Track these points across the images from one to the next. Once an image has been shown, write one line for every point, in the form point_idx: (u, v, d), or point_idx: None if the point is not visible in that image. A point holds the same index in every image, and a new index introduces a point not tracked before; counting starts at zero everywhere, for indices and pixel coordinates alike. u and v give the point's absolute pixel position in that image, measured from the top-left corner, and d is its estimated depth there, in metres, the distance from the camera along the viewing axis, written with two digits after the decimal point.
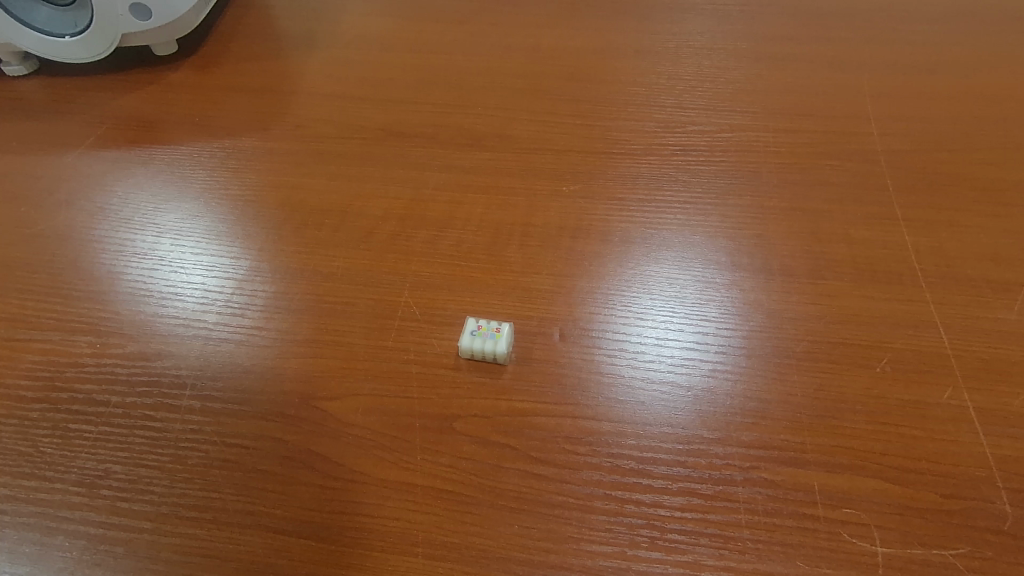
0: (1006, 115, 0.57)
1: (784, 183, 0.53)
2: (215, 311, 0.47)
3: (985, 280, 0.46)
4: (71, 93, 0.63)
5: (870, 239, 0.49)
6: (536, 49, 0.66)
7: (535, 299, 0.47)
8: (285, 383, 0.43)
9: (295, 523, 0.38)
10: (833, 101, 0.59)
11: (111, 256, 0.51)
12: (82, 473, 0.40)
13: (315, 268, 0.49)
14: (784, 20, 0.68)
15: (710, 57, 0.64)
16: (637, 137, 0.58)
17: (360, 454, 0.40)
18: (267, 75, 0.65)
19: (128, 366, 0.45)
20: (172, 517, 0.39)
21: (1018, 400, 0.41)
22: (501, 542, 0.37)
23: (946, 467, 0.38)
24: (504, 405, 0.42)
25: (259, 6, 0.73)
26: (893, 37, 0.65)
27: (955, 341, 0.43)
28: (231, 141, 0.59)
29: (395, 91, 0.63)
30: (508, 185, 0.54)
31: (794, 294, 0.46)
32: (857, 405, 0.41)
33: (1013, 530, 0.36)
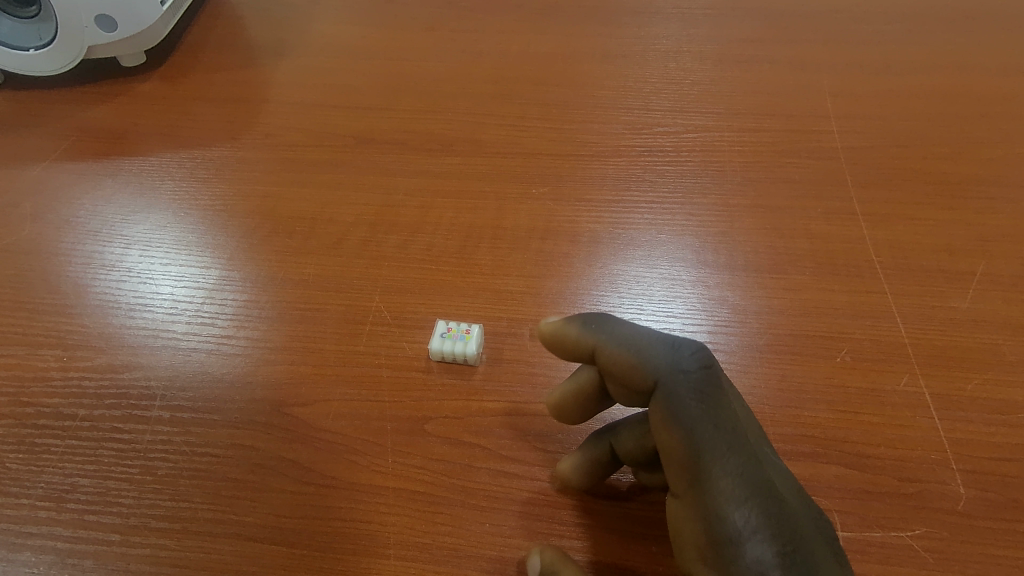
0: (960, 111, 0.59)
1: (748, 182, 0.55)
2: (185, 321, 0.47)
3: (940, 271, 0.48)
4: (36, 106, 0.63)
5: (830, 233, 0.51)
6: (506, 55, 0.67)
7: (506, 301, 0.48)
8: (256, 391, 0.43)
9: (267, 530, 0.38)
10: (794, 101, 0.61)
11: (78, 269, 0.51)
12: (49, 487, 0.40)
13: (286, 276, 0.50)
14: (748, 22, 0.69)
15: (676, 61, 0.66)
16: (605, 140, 0.59)
17: (332, 458, 0.40)
18: (236, 84, 0.65)
19: (96, 379, 0.44)
20: (141, 529, 0.38)
21: (972, 385, 0.42)
22: (473, 540, 0.37)
23: (903, 452, 0.39)
24: (475, 406, 0.42)
25: (229, 17, 0.73)
26: (851, 38, 0.67)
27: (911, 330, 0.45)
28: (201, 151, 0.59)
29: (365, 98, 0.63)
30: (478, 189, 0.55)
31: (759, 289, 0.48)
32: (819, 394, 0.42)
33: (967, 510, 0.37)
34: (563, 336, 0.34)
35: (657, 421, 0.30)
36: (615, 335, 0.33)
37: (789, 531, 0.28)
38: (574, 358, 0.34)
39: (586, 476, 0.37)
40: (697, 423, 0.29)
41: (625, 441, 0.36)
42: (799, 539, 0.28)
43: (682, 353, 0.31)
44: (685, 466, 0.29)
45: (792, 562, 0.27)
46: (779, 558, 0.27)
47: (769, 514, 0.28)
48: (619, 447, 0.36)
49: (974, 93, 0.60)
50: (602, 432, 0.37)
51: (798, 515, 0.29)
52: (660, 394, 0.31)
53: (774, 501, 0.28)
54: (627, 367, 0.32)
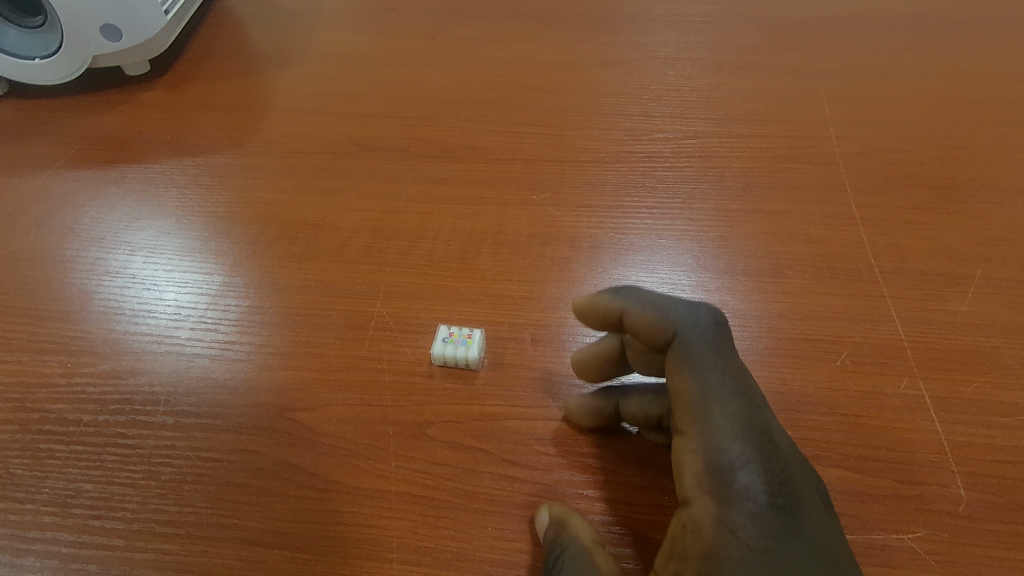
0: (957, 116, 0.59)
1: (747, 187, 0.55)
2: (188, 327, 0.48)
3: (938, 274, 0.48)
4: (40, 115, 0.63)
5: (828, 238, 0.51)
6: (506, 62, 0.68)
7: (507, 305, 0.48)
8: (259, 396, 0.44)
9: (271, 534, 0.38)
10: (792, 107, 0.61)
11: (83, 275, 0.51)
12: (54, 492, 0.40)
13: (288, 282, 0.50)
14: (746, 29, 0.70)
15: (675, 67, 0.66)
16: (605, 146, 0.59)
17: (334, 463, 0.40)
18: (239, 93, 0.65)
19: (100, 385, 0.44)
20: (145, 534, 0.38)
21: (972, 388, 0.42)
22: (475, 544, 0.38)
23: (904, 455, 0.40)
24: (476, 410, 0.43)
25: (233, 26, 0.74)
26: (848, 45, 0.67)
27: (910, 333, 0.45)
28: (204, 158, 0.59)
29: (367, 106, 0.64)
30: (479, 195, 0.55)
31: (759, 293, 0.48)
32: (819, 397, 0.42)
33: (967, 512, 0.37)
34: (594, 303, 0.36)
35: (671, 367, 0.32)
36: (640, 297, 0.35)
37: (781, 469, 0.29)
38: (605, 326, 0.36)
39: (593, 420, 0.40)
40: (706, 368, 0.31)
41: (633, 405, 0.39)
42: (788, 478, 0.30)
43: (699, 309, 0.33)
44: (690, 404, 0.31)
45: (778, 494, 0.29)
46: (769, 490, 0.29)
47: (765, 453, 0.29)
48: (625, 408, 0.39)
49: (971, 98, 0.61)
50: (616, 390, 0.40)
51: (790, 460, 0.31)
52: (677, 344, 0.32)
53: (769, 443, 0.30)
54: (649, 324, 0.33)
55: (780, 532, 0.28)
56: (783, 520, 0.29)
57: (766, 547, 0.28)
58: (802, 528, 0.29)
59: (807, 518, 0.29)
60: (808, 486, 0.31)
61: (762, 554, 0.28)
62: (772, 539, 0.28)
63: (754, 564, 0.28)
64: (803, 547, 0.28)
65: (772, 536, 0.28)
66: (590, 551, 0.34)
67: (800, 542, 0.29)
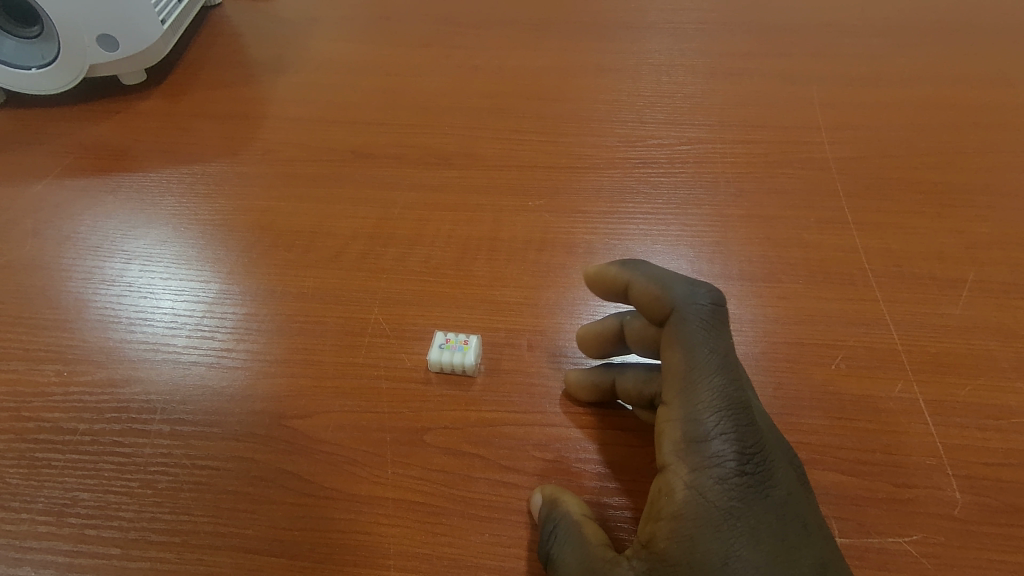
0: (948, 121, 0.60)
1: (742, 192, 0.55)
2: (185, 335, 0.48)
3: (931, 278, 0.48)
4: (38, 124, 0.63)
5: (822, 242, 0.51)
6: (502, 69, 0.68)
7: (503, 312, 0.48)
8: (256, 403, 0.44)
9: (267, 542, 0.38)
10: (786, 113, 0.62)
11: (79, 283, 0.51)
12: (49, 502, 0.40)
13: (286, 289, 0.50)
14: (739, 36, 0.70)
15: (669, 74, 0.67)
16: (601, 152, 0.59)
17: (331, 470, 0.40)
18: (236, 101, 0.66)
19: (96, 394, 0.44)
20: (141, 543, 0.38)
21: (966, 391, 0.42)
22: (472, 551, 0.37)
23: (899, 458, 0.40)
24: (473, 416, 0.43)
25: (230, 35, 0.74)
26: (840, 51, 0.68)
27: (904, 336, 0.45)
28: (201, 166, 0.59)
29: (363, 113, 0.64)
30: (475, 202, 0.56)
31: (754, 298, 0.48)
32: (814, 401, 0.42)
33: (963, 514, 0.38)
34: (603, 274, 0.37)
35: (666, 340, 0.33)
36: (647, 272, 0.35)
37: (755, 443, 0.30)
38: (614, 296, 0.38)
39: (590, 393, 0.42)
40: (696, 343, 0.32)
41: (628, 381, 0.40)
42: (761, 451, 0.30)
43: (699, 287, 0.33)
44: (676, 376, 0.32)
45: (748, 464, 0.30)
46: (740, 458, 0.30)
47: (740, 425, 0.30)
48: (621, 384, 0.41)
49: (961, 103, 0.62)
50: (614, 366, 0.42)
51: (765, 434, 0.32)
52: (673, 319, 0.33)
53: (747, 417, 0.30)
54: (650, 299, 0.34)
55: (748, 497, 0.29)
56: (750, 488, 0.29)
57: (733, 509, 0.29)
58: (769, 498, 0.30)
59: (775, 488, 0.30)
60: (781, 459, 0.32)
61: (728, 516, 0.29)
62: (740, 503, 0.29)
63: (720, 525, 0.29)
64: (770, 513, 0.29)
65: (739, 500, 0.29)
66: (580, 522, 0.35)
67: (768, 506, 0.29)
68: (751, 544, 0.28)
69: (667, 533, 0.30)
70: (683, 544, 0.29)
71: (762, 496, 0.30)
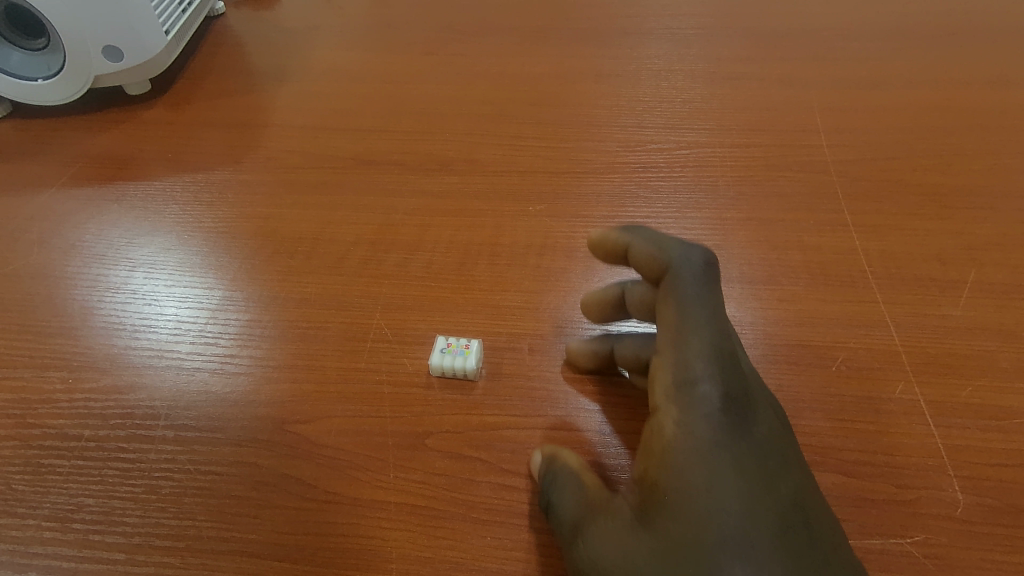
0: (947, 123, 0.60)
1: (741, 196, 0.56)
2: (189, 341, 0.48)
3: (931, 279, 0.49)
4: (44, 135, 0.64)
5: (822, 245, 0.51)
6: (502, 76, 0.69)
7: (504, 316, 0.49)
8: (259, 409, 0.44)
9: (270, 547, 0.38)
10: (784, 116, 0.62)
11: (84, 291, 0.52)
12: (54, 507, 0.40)
13: (288, 295, 0.50)
14: (738, 41, 0.71)
15: (668, 79, 0.67)
16: (601, 157, 0.60)
17: (334, 474, 0.41)
18: (239, 110, 0.66)
19: (101, 400, 0.45)
20: (145, 548, 0.39)
21: (967, 392, 0.42)
22: (474, 554, 0.38)
23: (900, 459, 0.40)
24: (475, 420, 0.43)
25: (233, 45, 0.75)
26: (838, 55, 0.68)
27: (905, 338, 0.45)
28: (204, 174, 0.60)
29: (365, 121, 0.65)
30: (476, 208, 0.56)
31: (754, 300, 0.48)
32: (815, 403, 0.42)
33: (965, 515, 0.38)
34: (605, 239, 0.39)
35: (661, 297, 0.34)
36: (645, 235, 0.37)
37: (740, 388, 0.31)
38: (615, 261, 0.40)
39: (590, 360, 0.44)
40: (688, 295, 0.33)
41: (626, 348, 0.42)
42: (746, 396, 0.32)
43: (693, 248, 0.35)
44: (669, 326, 0.33)
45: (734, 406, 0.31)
46: (726, 398, 0.31)
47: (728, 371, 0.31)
48: (619, 351, 0.42)
49: (960, 105, 0.62)
50: (612, 335, 0.44)
51: (751, 385, 0.33)
52: (668, 277, 0.34)
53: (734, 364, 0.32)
54: (648, 259, 0.36)
55: (734, 433, 0.30)
56: (736, 428, 0.31)
57: (719, 443, 0.30)
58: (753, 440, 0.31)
59: (759, 432, 0.31)
60: (765, 409, 0.33)
61: (714, 448, 0.30)
62: (725, 437, 0.30)
63: (706, 456, 0.30)
64: (754, 453, 0.30)
65: (725, 436, 0.30)
66: (579, 471, 0.36)
67: (752, 443, 0.30)
68: (735, 474, 0.29)
69: (656, 466, 0.31)
70: (670, 475, 0.30)
71: (747, 437, 0.31)
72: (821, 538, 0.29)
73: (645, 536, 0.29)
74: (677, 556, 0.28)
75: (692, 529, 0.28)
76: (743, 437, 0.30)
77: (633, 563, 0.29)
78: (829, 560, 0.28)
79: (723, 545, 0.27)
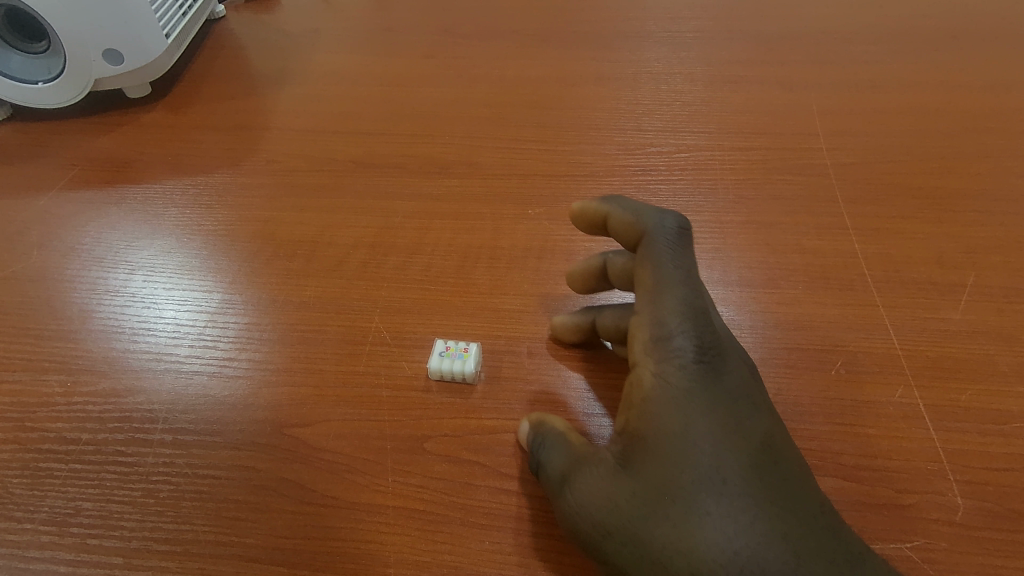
0: (946, 126, 0.60)
1: (740, 199, 0.56)
2: (187, 344, 0.48)
3: (931, 283, 0.49)
4: (44, 138, 0.64)
5: (821, 248, 0.51)
6: (502, 79, 0.69)
7: (503, 319, 0.48)
8: (257, 413, 0.44)
9: (268, 550, 0.38)
10: (784, 119, 0.62)
11: (84, 294, 0.52)
12: (52, 511, 0.40)
13: (287, 298, 0.50)
14: (738, 44, 0.71)
15: (668, 82, 0.67)
16: (600, 160, 0.60)
17: (332, 477, 0.41)
18: (239, 112, 0.67)
19: (100, 403, 0.45)
20: (143, 552, 0.38)
21: (966, 395, 0.42)
22: (473, 558, 0.37)
23: (900, 463, 0.40)
24: (474, 424, 0.43)
25: (233, 48, 0.75)
26: (837, 58, 0.68)
27: (904, 341, 0.45)
28: (204, 177, 0.60)
29: (364, 124, 0.65)
30: (475, 211, 0.56)
31: (754, 304, 0.48)
32: (814, 407, 0.42)
33: (965, 520, 0.37)
34: (585, 208, 0.41)
35: (638, 261, 0.37)
36: (624, 204, 0.40)
37: (713, 341, 0.34)
38: (596, 231, 0.42)
39: (573, 335, 0.45)
40: (663, 258, 0.35)
41: (607, 318, 0.43)
42: (719, 348, 0.34)
43: (667, 214, 0.37)
44: (646, 287, 0.35)
45: (707, 357, 0.33)
46: (700, 350, 0.33)
47: (701, 325, 0.34)
48: (600, 322, 0.44)
49: (959, 109, 0.62)
50: (593, 308, 0.45)
51: (724, 338, 0.35)
52: (645, 241, 0.37)
53: (707, 319, 0.34)
54: (627, 225, 0.38)
55: (706, 383, 0.32)
56: (709, 376, 0.33)
57: (694, 392, 0.32)
58: (726, 388, 0.33)
59: (731, 380, 0.33)
60: (737, 359, 0.35)
61: (690, 397, 0.32)
62: (700, 386, 0.32)
63: (682, 404, 0.32)
64: (726, 399, 0.33)
65: (699, 385, 0.32)
66: (566, 432, 0.38)
67: (724, 390, 0.33)
68: (708, 419, 0.32)
69: (637, 415, 0.33)
70: (649, 423, 0.32)
71: (720, 385, 0.33)
72: (788, 470, 0.32)
73: (628, 478, 0.32)
74: (658, 494, 0.31)
75: (670, 470, 0.31)
76: (716, 384, 0.33)
77: (618, 504, 0.32)
78: (794, 494, 0.31)
79: (698, 483, 0.30)
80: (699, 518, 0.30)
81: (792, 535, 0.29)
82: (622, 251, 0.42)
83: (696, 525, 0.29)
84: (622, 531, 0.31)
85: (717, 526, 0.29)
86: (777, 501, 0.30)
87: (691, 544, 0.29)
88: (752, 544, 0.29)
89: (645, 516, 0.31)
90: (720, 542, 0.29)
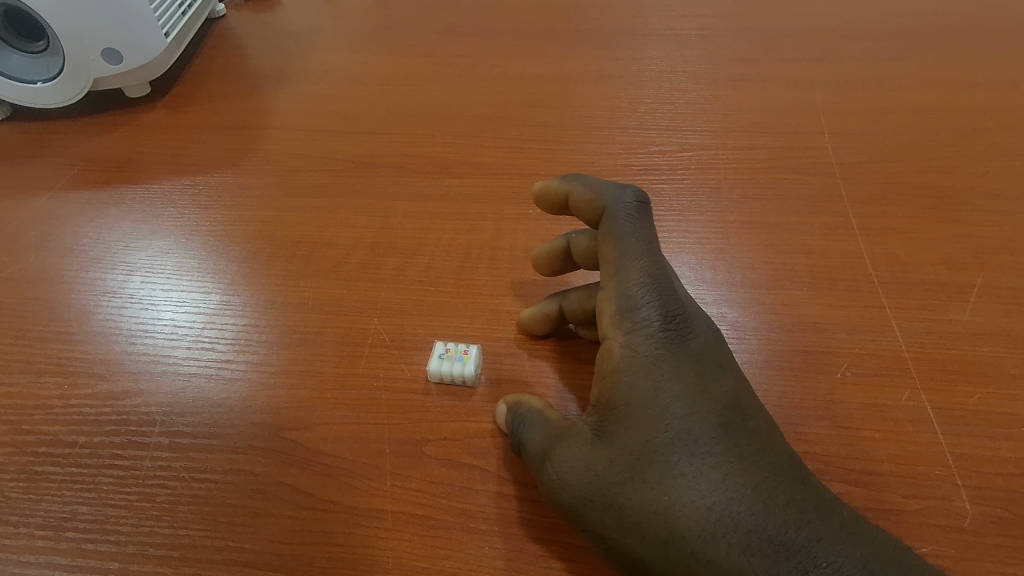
0: (952, 124, 0.59)
1: (744, 199, 0.55)
2: (185, 346, 0.48)
3: (938, 283, 0.48)
4: (43, 138, 0.64)
5: (826, 248, 0.51)
6: (502, 78, 0.68)
7: (503, 322, 0.48)
8: (255, 416, 0.43)
9: (265, 556, 0.38)
10: (788, 118, 0.62)
11: (81, 294, 0.51)
12: (47, 515, 0.40)
13: (286, 300, 0.50)
14: (741, 42, 0.70)
15: (670, 80, 0.66)
16: (602, 160, 0.59)
17: (330, 481, 0.40)
18: (238, 112, 0.66)
19: (97, 406, 0.44)
20: (139, 557, 0.38)
21: (975, 399, 0.42)
22: (472, 564, 0.37)
23: (908, 468, 0.39)
24: (474, 427, 0.42)
25: (233, 47, 0.75)
26: (842, 55, 0.67)
27: (911, 343, 0.45)
28: (203, 177, 0.60)
29: (364, 123, 0.64)
30: (476, 211, 0.56)
31: (758, 305, 0.48)
32: (820, 411, 0.42)
33: (974, 526, 0.37)
34: (546, 188, 0.41)
35: (601, 238, 0.37)
36: (584, 181, 0.39)
37: (677, 308, 0.34)
38: (558, 210, 0.41)
39: (543, 325, 0.45)
40: (624, 232, 0.36)
41: (572, 302, 0.43)
42: (684, 315, 0.34)
43: (625, 188, 0.37)
44: (610, 262, 0.36)
45: (672, 324, 0.33)
46: (665, 318, 0.33)
47: (664, 294, 0.34)
48: (566, 307, 0.43)
49: (966, 107, 0.61)
50: (559, 293, 0.45)
51: (688, 305, 0.36)
52: (606, 218, 0.37)
53: (670, 287, 0.34)
54: (587, 204, 0.38)
55: (673, 349, 0.33)
56: (675, 342, 0.33)
57: (662, 359, 0.33)
58: (693, 353, 0.33)
59: (697, 345, 0.34)
60: (703, 324, 0.36)
61: (658, 363, 0.32)
62: (667, 353, 0.33)
63: (651, 371, 0.32)
64: (693, 363, 0.33)
65: (666, 352, 0.33)
66: (543, 409, 0.38)
67: (691, 355, 0.33)
68: (677, 383, 0.32)
69: (609, 386, 0.34)
70: (620, 392, 0.33)
71: (686, 351, 0.33)
72: (756, 427, 0.32)
73: (603, 448, 0.32)
74: (633, 460, 0.31)
75: (643, 435, 0.31)
76: (682, 350, 0.33)
77: (594, 472, 0.32)
78: (764, 448, 0.31)
79: (670, 446, 0.31)
80: (673, 479, 0.30)
81: (762, 486, 0.30)
82: (585, 230, 0.42)
83: (670, 486, 0.30)
84: (601, 498, 0.32)
85: (691, 485, 0.30)
86: (748, 457, 0.31)
87: (668, 504, 0.30)
88: (724, 498, 0.29)
89: (622, 481, 0.31)
90: (695, 500, 0.29)
